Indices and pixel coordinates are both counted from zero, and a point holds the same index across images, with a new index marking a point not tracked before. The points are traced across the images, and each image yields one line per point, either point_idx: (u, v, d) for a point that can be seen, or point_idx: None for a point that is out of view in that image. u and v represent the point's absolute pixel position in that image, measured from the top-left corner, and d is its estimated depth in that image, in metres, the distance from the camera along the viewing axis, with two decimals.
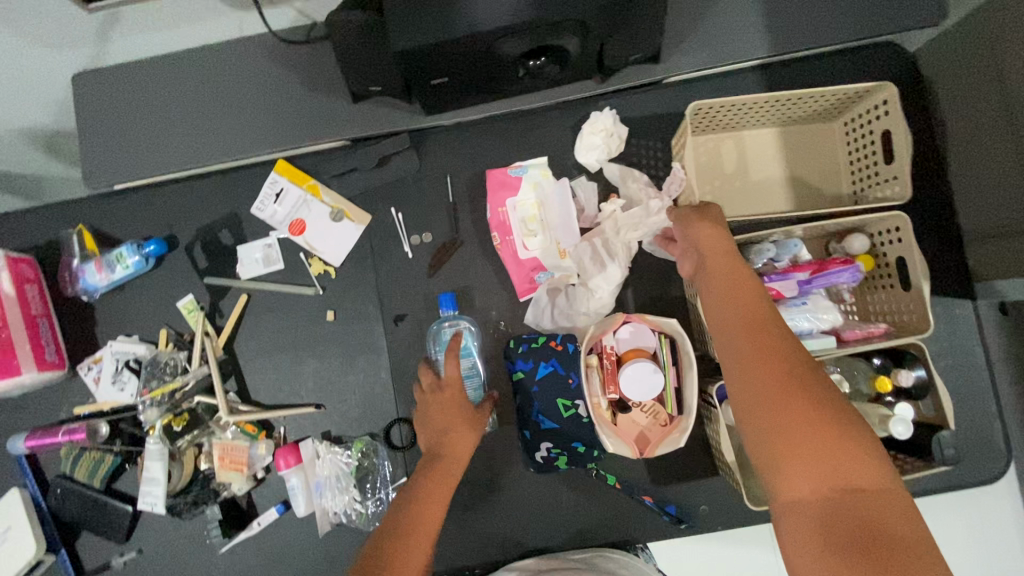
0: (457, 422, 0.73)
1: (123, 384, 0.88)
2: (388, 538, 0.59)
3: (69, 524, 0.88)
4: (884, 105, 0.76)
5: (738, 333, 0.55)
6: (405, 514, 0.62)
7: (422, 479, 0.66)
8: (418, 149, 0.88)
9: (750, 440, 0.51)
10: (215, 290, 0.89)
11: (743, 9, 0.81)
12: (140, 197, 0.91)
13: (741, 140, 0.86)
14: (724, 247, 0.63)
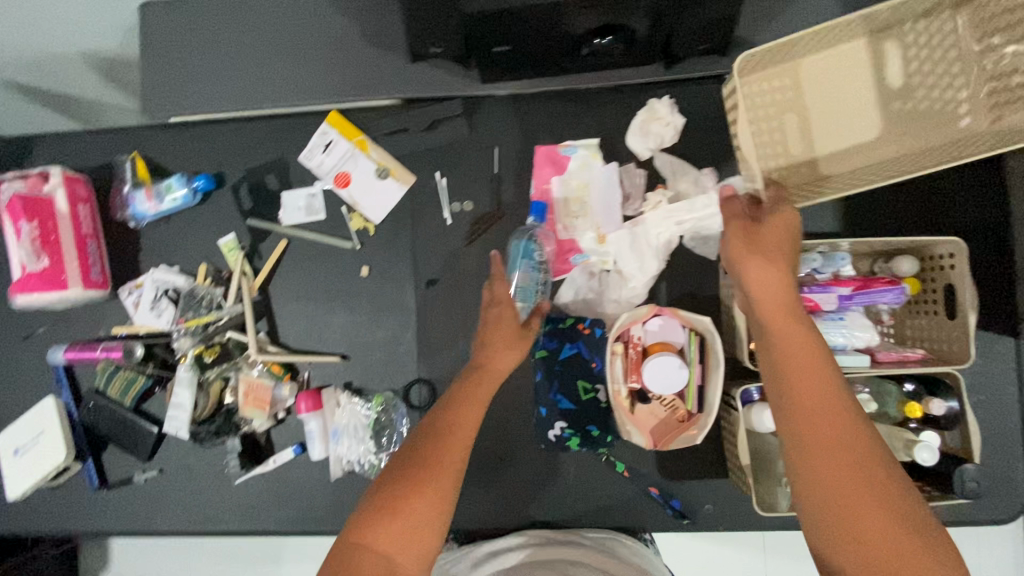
0: (502, 343, 0.73)
1: (160, 311, 0.90)
2: (413, 469, 0.59)
3: (97, 436, 0.92)
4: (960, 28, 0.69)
5: (809, 414, 0.52)
6: (437, 431, 0.63)
7: (456, 398, 0.67)
8: (469, 116, 0.87)
9: (806, 519, 0.51)
10: (256, 232, 0.91)
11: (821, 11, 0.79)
12: (193, 132, 0.92)
13: (812, 113, 0.81)
14: (777, 284, 0.60)
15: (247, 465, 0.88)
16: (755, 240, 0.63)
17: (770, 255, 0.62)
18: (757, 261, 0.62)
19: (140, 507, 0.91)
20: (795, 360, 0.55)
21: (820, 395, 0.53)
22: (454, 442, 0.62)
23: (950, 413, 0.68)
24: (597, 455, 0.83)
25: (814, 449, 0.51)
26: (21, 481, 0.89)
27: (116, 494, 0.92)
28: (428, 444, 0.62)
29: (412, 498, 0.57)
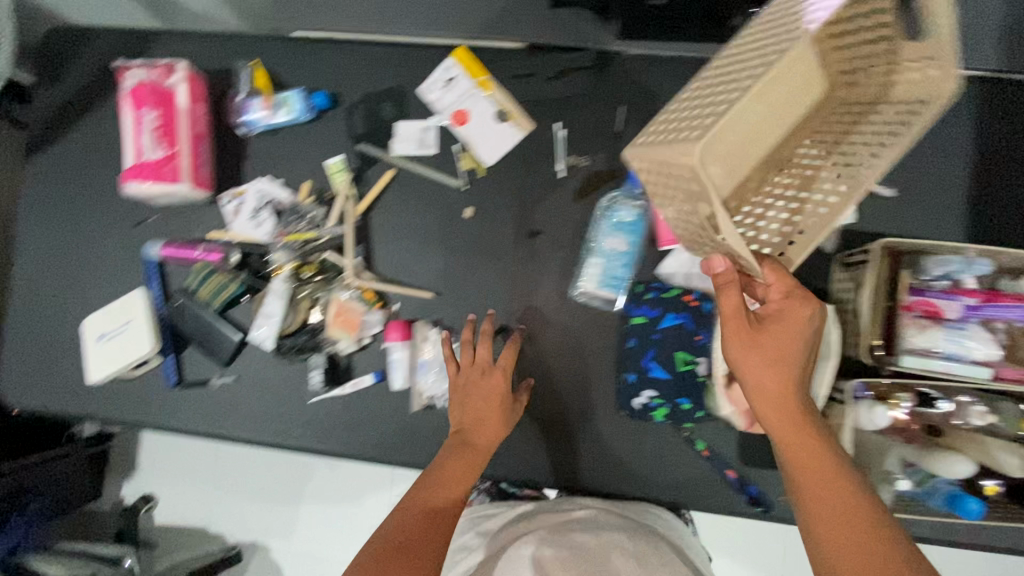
0: (493, 408, 0.78)
1: (259, 222, 0.90)
2: (411, 533, 0.66)
3: (178, 335, 0.93)
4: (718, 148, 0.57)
5: (828, 536, 0.56)
6: (432, 489, 0.71)
7: (450, 453, 0.75)
8: (601, 73, 0.84)
9: None
10: (365, 157, 0.91)
11: None
12: (315, 48, 0.91)
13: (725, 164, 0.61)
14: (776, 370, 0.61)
15: (329, 383, 0.88)
16: (758, 341, 0.61)
17: (771, 360, 0.61)
18: (754, 367, 0.61)
19: (212, 411, 0.92)
20: (810, 479, 0.59)
21: (836, 513, 0.56)
22: (449, 503, 0.70)
23: None
24: (679, 430, 0.82)
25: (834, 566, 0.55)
26: (104, 366, 0.90)
27: (190, 394, 0.93)
28: (427, 495, 0.71)
29: (412, 559, 0.64)
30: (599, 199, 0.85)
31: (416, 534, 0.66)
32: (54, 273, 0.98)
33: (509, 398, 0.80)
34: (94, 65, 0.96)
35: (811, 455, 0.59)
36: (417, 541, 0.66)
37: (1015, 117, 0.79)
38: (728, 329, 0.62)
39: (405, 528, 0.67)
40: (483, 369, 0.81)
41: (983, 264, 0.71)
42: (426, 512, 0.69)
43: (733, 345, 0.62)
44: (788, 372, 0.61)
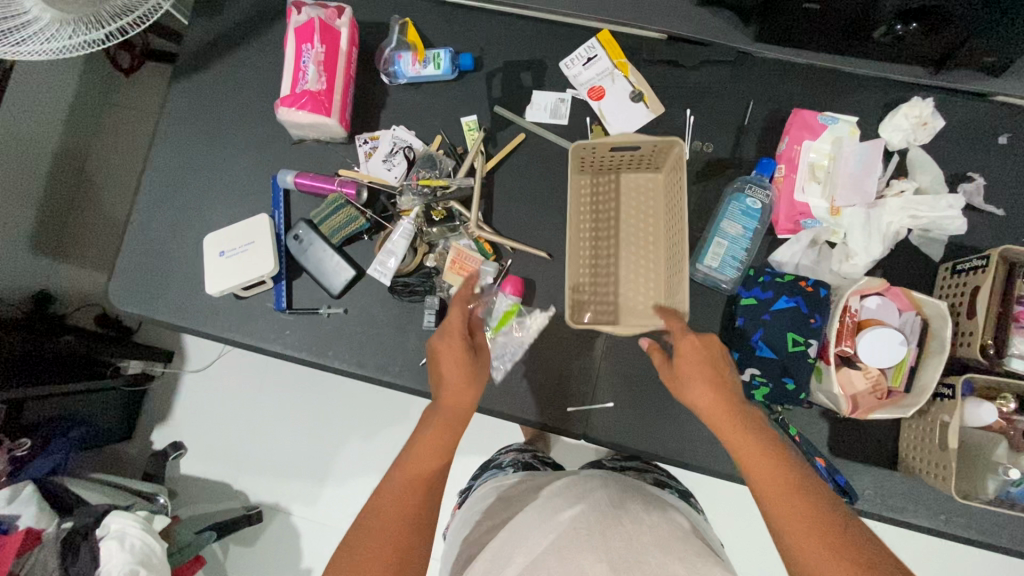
0: (461, 372, 0.78)
1: (392, 165, 0.95)
2: (367, 518, 0.67)
3: (293, 264, 0.97)
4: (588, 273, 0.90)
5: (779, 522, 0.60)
6: (404, 467, 0.72)
7: (427, 429, 0.75)
8: (735, 66, 0.92)
9: None
10: (498, 119, 0.96)
11: None
12: (465, 14, 0.98)
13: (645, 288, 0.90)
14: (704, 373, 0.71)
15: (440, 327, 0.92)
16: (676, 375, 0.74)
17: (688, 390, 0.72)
18: (684, 394, 0.72)
19: (316, 339, 0.95)
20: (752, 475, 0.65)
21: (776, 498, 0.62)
22: (426, 474, 0.71)
23: None
24: (772, 412, 0.84)
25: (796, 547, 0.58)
26: (221, 280, 0.94)
27: (298, 320, 0.96)
28: (393, 477, 0.71)
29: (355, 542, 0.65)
30: (732, 181, 0.89)
31: (397, 514, 0.67)
32: (176, 190, 1.01)
33: (469, 347, 0.80)
34: (252, 4, 1.02)
35: (751, 453, 0.66)
36: (399, 531, 0.66)
37: None
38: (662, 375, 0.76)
39: (386, 516, 0.67)
40: (452, 333, 0.80)
41: None
42: (409, 499, 0.69)
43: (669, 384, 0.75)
44: (704, 382, 0.70)
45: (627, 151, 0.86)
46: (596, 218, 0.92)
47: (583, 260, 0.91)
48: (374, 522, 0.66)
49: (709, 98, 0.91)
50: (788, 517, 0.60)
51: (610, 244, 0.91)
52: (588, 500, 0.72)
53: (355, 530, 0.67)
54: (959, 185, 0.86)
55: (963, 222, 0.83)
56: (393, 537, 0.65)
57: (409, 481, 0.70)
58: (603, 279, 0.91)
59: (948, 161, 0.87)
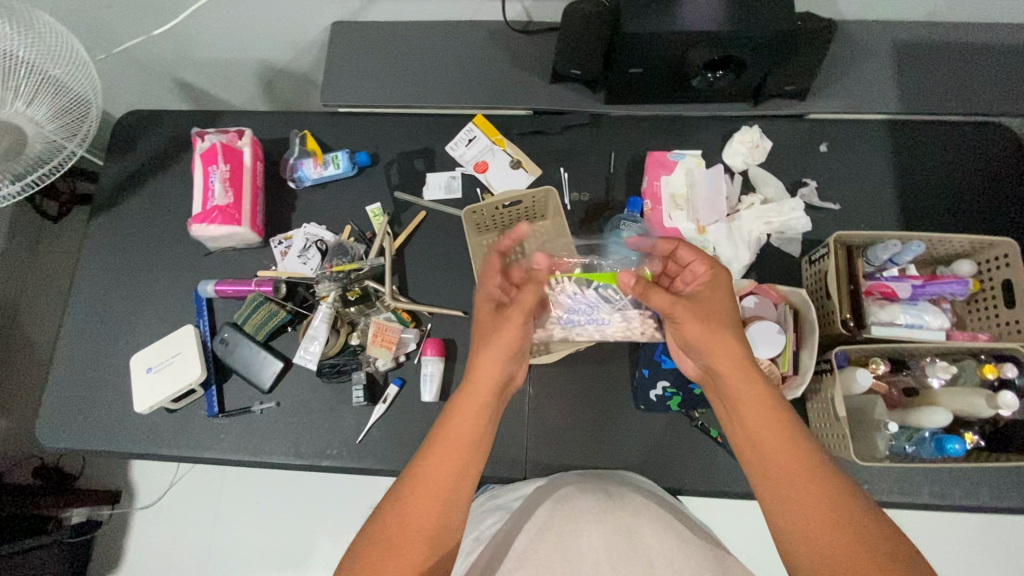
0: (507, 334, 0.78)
1: (307, 259, 1.03)
2: (383, 523, 0.69)
3: (223, 367, 1.00)
4: None
5: (783, 477, 0.67)
6: (421, 472, 0.70)
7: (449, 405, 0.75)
8: (592, 126, 1.07)
9: (770, 498, 0.67)
10: (399, 202, 1.06)
11: (878, 69, 1.04)
12: (357, 119, 1.12)
13: None
14: (720, 306, 0.76)
15: (369, 400, 0.95)
16: (705, 317, 0.75)
17: (714, 339, 0.74)
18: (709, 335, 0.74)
19: (252, 437, 0.96)
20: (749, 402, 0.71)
21: (785, 459, 0.68)
22: (446, 484, 0.70)
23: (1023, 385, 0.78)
24: (692, 418, 0.92)
25: (786, 489, 0.66)
26: (149, 396, 0.96)
27: (232, 421, 0.97)
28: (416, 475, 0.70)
29: (381, 549, 0.67)
30: (612, 219, 1.02)
31: (421, 515, 0.68)
32: (101, 319, 1.04)
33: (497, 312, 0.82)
34: (164, 139, 1.12)
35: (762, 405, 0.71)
36: (430, 531, 0.68)
37: (847, 139, 1.04)
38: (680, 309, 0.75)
39: (416, 514, 0.68)
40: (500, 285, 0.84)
41: (915, 251, 0.86)
42: (433, 498, 0.69)
43: (685, 319, 0.75)
44: (725, 313, 0.76)
45: (514, 207, 0.98)
46: None
47: None
48: (405, 525, 0.68)
49: (576, 156, 1.06)
50: (788, 473, 0.67)
51: None
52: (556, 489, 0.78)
53: (375, 535, 0.68)
54: (798, 190, 1.00)
55: (807, 220, 0.97)
56: (409, 554, 0.66)
57: (434, 482, 0.70)
58: None
59: (784, 173, 1.02)
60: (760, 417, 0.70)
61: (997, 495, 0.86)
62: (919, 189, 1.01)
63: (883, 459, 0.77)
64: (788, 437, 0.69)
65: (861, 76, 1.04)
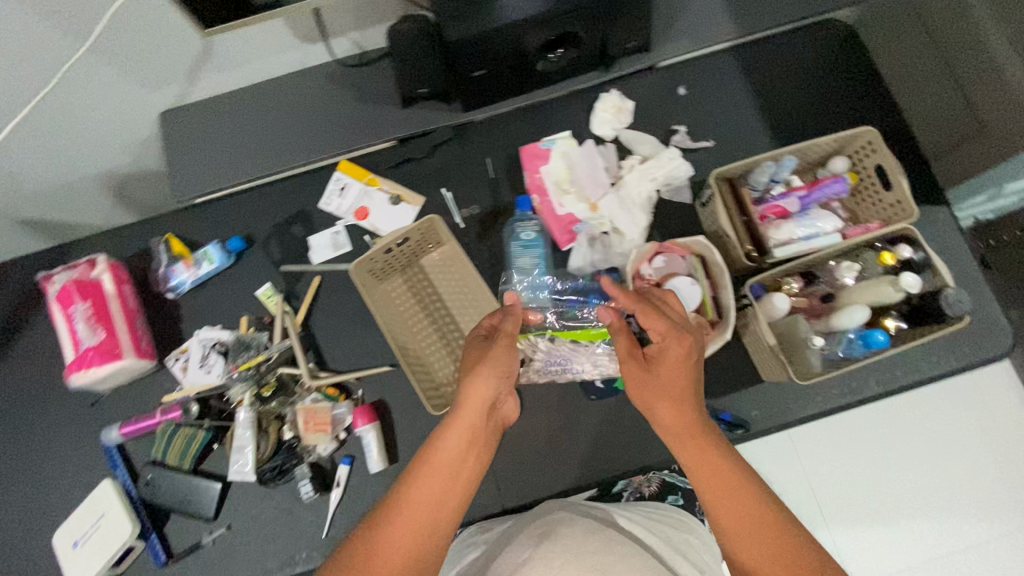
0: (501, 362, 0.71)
1: (210, 367, 0.95)
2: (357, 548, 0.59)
3: (158, 510, 0.91)
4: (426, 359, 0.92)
5: (736, 544, 0.60)
6: (412, 493, 0.61)
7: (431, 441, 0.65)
8: (459, 137, 1.04)
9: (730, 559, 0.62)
10: (290, 276, 1.00)
11: None
12: (219, 205, 1.04)
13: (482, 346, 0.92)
14: (667, 373, 0.67)
15: (322, 490, 0.89)
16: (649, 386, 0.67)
17: (663, 396, 0.66)
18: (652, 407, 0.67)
19: (213, 572, 0.89)
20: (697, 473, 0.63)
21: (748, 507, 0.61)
22: (429, 520, 0.60)
23: (921, 260, 0.80)
24: None
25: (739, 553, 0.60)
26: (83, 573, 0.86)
27: (186, 564, 0.89)
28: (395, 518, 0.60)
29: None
30: (506, 224, 0.99)
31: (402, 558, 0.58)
32: (5, 508, 0.93)
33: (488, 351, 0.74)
34: (15, 292, 1.02)
35: (708, 476, 0.63)
36: (417, 537, 0.59)
37: (701, 76, 1.05)
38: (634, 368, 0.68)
39: (399, 537, 0.58)
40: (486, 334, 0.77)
41: (790, 164, 0.88)
42: (428, 507, 0.60)
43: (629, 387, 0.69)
44: (675, 379, 0.67)
45: (407, 245, 0.93)
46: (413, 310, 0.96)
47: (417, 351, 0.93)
48: (387, 551, 0.58)
49: (453, 171, 1.03)
50: (749, 528, 0.60)
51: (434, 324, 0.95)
52: (539, 535, 0.72)
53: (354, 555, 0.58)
54: (670, 139, 1.01)
55: (687, 165, 0.98)
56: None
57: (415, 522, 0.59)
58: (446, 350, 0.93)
59: (655, 126, 1.02)
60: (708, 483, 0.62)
61: (929, 365, 0.91)
62: (779, 104, 1.03)
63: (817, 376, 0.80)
64: (745, 509, 0.61)
65: (696, 8, 1.03)
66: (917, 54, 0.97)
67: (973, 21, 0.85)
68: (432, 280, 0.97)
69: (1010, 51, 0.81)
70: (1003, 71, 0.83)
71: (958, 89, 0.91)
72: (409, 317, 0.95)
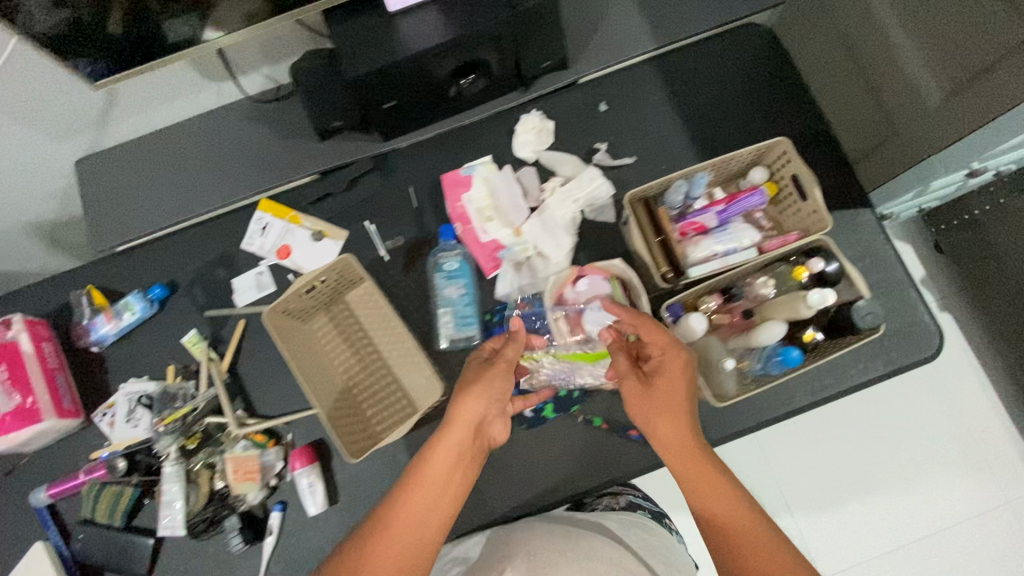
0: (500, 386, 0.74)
1: (137, 421, 0.93)
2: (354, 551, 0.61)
3: (92, 569, 0.90)
4: (350, 404, 0.91)
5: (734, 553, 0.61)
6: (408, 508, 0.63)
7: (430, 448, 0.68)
8: (380, 167, 1.02)
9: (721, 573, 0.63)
10: (215, 320, 0.98)
11: (628, 8, 1.02)
12: (140, 252, 1.02)
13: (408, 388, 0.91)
14: (668, 387, 0.71)
15: (252, 540, 0.89)
16: (654, 401, 0.70)
17: (663, 412, 0.70)
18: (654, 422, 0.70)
19: None
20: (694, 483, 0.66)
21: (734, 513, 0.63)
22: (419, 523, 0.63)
23: (835, 271, 0.80)
24: (574, 417, 0.91)
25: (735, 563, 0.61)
26: None
27: None
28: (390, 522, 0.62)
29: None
30: (429, 254, 0.97)
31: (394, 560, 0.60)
32: None
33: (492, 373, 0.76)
34: None
35: (703, 485, 0.65)
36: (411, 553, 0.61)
37: (622, 89, 1.04)
38: (634, 385, 0.72)
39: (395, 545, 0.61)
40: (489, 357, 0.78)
41: (703, 181, 0.87)
42: (427, 525, 0.63)
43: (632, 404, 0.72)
44: (677, 393, 0.70)
45: (323, 286, 0.90)
46: (340, 348, 0.94)
47: (343, 393, 0.92)
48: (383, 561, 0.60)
49: (376, 203, 1.01)
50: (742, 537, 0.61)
51: (361, 363, 0.93)
52: (519, 552, 0.69)
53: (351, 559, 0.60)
54: (592, 158, 1.00)
55: (608, 184, 0.97)
56: None
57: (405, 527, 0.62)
58: (374, 391, 0.92)
59: (577, 146, 1.01)
60: (705, 491, 0.65)
61: (857, 372, 0.91)
62: (702, 113, 1.02)
63: (733, 396, 0.81)
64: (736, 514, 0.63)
65: (613, 21, 1.02)
66: (830, 54, 0.94)
67: (879, 21, 0.82)
68: (358, 317, 0.95)
69: (913, 54, 0.79)
70: (908, 74, 0.81)
71: (868, 90, 0.89)
72: (336, 357, 0.94)
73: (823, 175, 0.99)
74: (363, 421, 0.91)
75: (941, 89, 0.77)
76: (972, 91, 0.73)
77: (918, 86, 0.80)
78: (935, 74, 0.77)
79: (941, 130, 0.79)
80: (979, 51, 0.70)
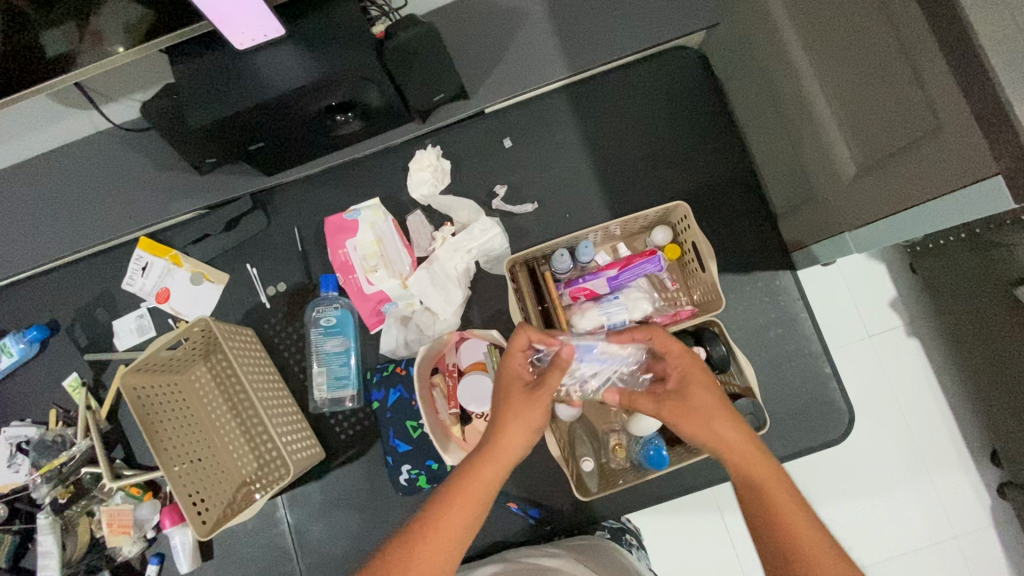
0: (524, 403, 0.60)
1: (17, 466, 0.92)
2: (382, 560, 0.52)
3: None
4: (219, 466, 0.87)
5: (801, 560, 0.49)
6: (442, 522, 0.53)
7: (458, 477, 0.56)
8: (266, 205, 0.95)
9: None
10: (96, 364, 0.95)
11: (539, 28, 0.90)
12: (23, 289, 0.98)
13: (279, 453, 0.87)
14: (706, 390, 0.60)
15: None
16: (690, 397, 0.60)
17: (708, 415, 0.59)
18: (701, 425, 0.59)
19: None
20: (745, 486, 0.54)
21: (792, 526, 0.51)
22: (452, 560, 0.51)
23: (721, 356, 0.73)
24: None
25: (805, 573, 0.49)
26: None
27: None
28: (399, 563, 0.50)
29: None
30: (307, 308, 0.91)
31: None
32: None
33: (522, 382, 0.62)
34: None
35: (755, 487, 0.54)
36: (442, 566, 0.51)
37: (529, 123, 0.93)
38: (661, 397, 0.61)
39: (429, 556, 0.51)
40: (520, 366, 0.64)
41: (587, 247, 0.79)
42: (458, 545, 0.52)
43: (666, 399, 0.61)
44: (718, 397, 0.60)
45: (192, 345, 0.84)
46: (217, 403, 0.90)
47: (213, 453, 0.87)
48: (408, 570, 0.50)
49: (260, 245, 0.95)
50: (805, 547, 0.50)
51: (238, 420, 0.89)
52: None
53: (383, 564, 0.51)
54: (490, 202, 0.92)
55: (502, 236, 0.89)
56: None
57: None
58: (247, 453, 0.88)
59: (476, 188, 0.93)
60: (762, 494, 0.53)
61: None
62: (616, 153, 0.92)
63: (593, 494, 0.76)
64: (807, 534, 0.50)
65: (520, 46, 0.90)
66: (758, 97, 0.82)
67: (799, 71, 0.70)
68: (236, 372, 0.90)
69: (832, 117, 0.67)
70: (826, 139, 0.70)
71: (791, 144, 0.78)
72: (212, 412, 0.89)
73: (744, 229, 0.89)
74: (232, 484, 0.87)
75: (855, 162, 0.66)
76: (881, 175, 0.62)
77: (834, 155, 0.69)
78: (851, 145, 0.66)
79: (854, 208, 0.69)
80: (891, 133, 0.59)
